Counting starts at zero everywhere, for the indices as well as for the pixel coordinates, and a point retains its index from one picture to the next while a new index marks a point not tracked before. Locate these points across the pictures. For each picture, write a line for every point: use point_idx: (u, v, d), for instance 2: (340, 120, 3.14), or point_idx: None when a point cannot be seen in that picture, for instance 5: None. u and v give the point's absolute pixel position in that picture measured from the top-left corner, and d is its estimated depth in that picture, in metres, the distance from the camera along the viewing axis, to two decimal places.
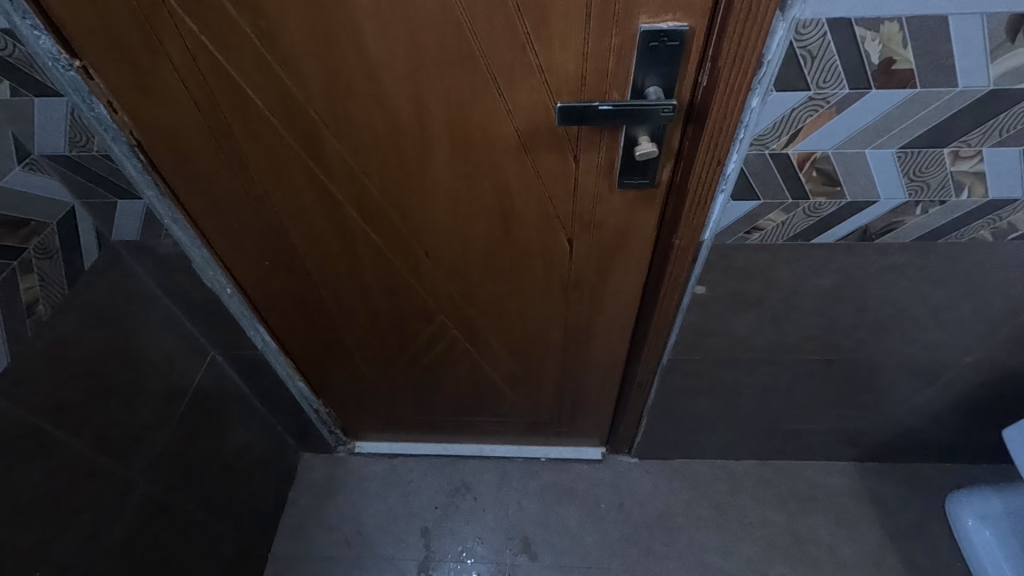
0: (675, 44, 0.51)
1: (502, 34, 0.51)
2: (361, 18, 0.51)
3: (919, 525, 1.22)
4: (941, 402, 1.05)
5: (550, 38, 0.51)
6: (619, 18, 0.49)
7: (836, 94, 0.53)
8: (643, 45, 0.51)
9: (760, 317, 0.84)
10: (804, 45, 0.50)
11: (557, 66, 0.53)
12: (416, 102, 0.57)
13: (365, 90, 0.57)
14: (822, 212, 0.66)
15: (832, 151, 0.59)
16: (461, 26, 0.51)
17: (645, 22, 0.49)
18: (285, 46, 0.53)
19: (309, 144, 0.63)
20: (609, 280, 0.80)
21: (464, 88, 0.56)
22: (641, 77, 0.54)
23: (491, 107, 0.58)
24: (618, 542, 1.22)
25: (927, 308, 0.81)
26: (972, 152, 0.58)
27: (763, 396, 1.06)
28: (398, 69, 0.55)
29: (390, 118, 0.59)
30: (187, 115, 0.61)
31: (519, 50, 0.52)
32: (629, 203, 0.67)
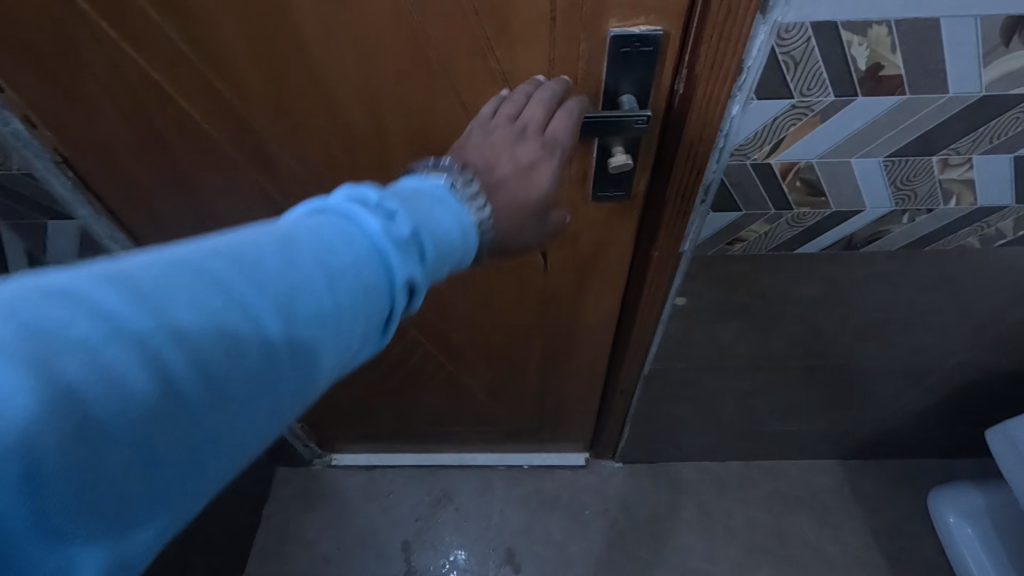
0: (649, 49, 0.46)
1: (459, 41, 0.47)
2: (303, 22, 0.45)
3: (902, 522, 1.22)
4: (925, 402, 1.03)
5: (513, 44, 0.47)
6: (588, 23, 0.45)
7: (820, 102, 0.50)
8: (613, 50, 0.46)
9: (743, 326, 0.81)
10: (787, 50, 0.46)
11: (521, 74, 0.49)
12: (371, 113, 0.53)
13: (315, 102, 0.52)
14: (806, 222, 0.63)
15: (816, 160, 0.55)
16: (415, 33, 0.46)
17: (616, 26, 0.45)
18: (220, 55, 0.48)
19: (259, 158, 0.59)
20: (586, 291, 0.77)
21: (422, 98, 0.51)
22: (614, 83, 0.49)
23: (453, 119, 0.53)
24: (603, 549, 1.21)
25: (913, 313, 0.79)
26: (961, 160, 0.55)
27: (747, 401, 1.04)
28: (350, 80, 0.50)
29: (344, 131, 0.55)
30: (121, 130, 0.56)
31: (479, 57, 0.48)
32: (604, 214, 0.63)
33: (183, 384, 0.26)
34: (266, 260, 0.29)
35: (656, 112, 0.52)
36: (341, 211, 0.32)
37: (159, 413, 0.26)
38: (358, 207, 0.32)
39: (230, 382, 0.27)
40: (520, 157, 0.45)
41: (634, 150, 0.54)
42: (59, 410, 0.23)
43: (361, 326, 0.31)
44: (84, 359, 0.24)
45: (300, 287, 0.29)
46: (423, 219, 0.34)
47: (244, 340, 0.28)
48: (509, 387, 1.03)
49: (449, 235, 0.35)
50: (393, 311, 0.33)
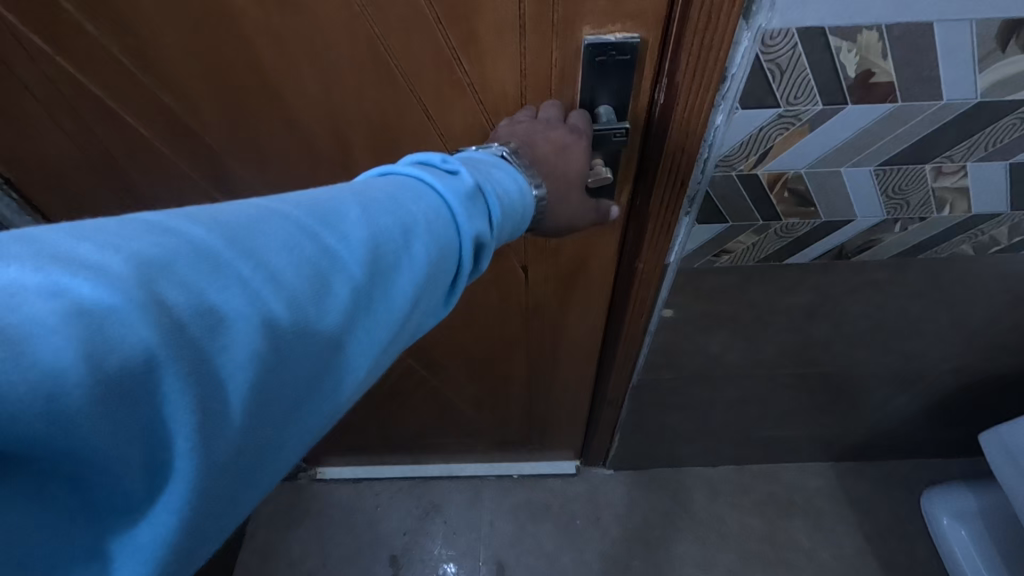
0: (625, 57, 0.44)
1: (423, 51, 0.43)
2: (253, 34, 0.42)
3: (896, 525, 1.21)
4: (918, 405, 1.02)
5: (481, 54, 0.43)
6: (559, 30, 0.42)
7: (808, 110, 0.47)
8: (587, 57, 0.44)
9: (733, 336, 0.79)
10: (772, 57, 0.43)
11: (491, 85, 0.46)
12: (334, 128, 0.50)
13: (273, 116, 0.49)
14: (795, 233, 0.60)
15: (805, 170, 0.53)
16: (375, 45, 0.43)
17: (590, 33, 0.42)
18: (165, 70, 0.45)
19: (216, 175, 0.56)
20: (571, 304, 0.74)
21: (387, 111, 0.48)
22: (591, 92, 0.47)
23: (422, 133, 0.50)
24: (596, 559, 1.18)
25: (906, 320, 0.77)
26: (956, 167, 0.53)
27: (738, 408, 1.02)
28: (308, 94, 0.47)
29: (306, 147, 0.52)
30: (67, 148, 0.53)
31: (445, 68, 0.44)
32: (585, 228, 0.60)
33: (287, 321, 0.25)
34: (350, 209, 0.29)
35: (636, 122, 0.49)
36: (413, 173, 0.34)
37: (265, 354, 0.24)
38: (423, 176, 0.34)
39: (330, 325, 0.27)
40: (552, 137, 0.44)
41: (613, 163, 0.52)
42: (174, 341, 0.22)
43: (434, 277, 0.32)
44: (197, 294, 0.23)
45: (385, 233, 0.30)
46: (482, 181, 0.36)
47: (338, 287, 0.27)
48: (495, 399, 1.00)
49: (507, 199, 0.37)
50: (461, 266, 0.34)
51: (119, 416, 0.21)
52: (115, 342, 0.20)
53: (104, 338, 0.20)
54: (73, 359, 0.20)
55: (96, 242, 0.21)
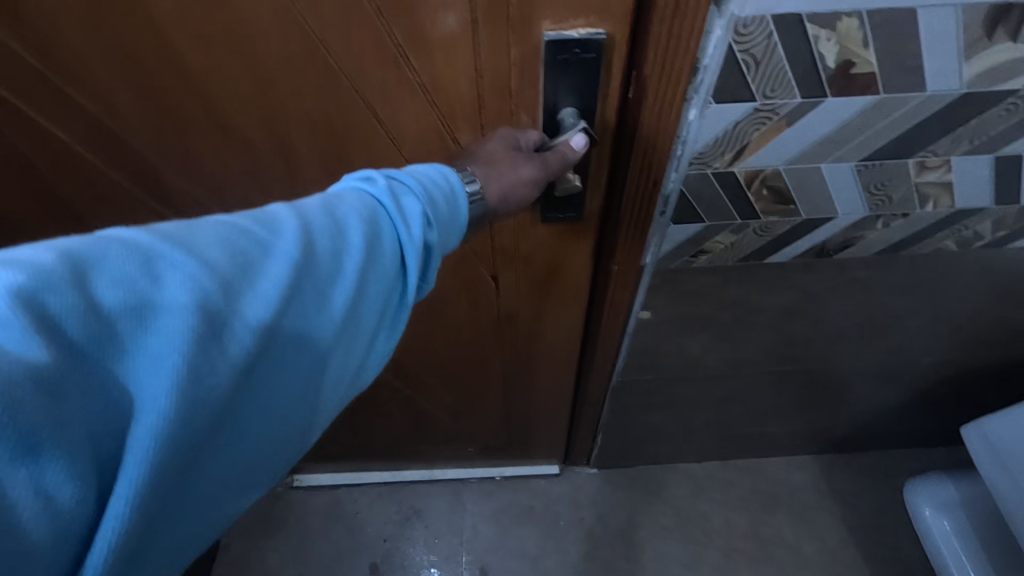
0: (590, 56, 0.39)
1: (364, 47, 0.40)
2: (170, 24, 0.40)
3: (879, 516, 1.21)
4: (900, 398, 1.01)
5: (430, 51, 0.40)
6: (515, 25, 0.38)
7: (786, 104, 0.44)
8: (547, 58, 0.39)
9: (713, 337, 0.77)
10: (746, 48, 0.40)
11: (444, 84, 0.42)
12: (270, 127, 0.47)
13: (208, 111, 0.47)
14: (775, 231, 0.58)
15: (784, 167, 0.50)
16: (310, 39, 0.40)
17: (550, 29, 0.38)
18: (77, 64, 0.43)
19: (145, 171, 0.54)
20: (545, 313, 0.70)
21: (329, 111, 0.45)
22: (553, 95, 0.42)
23: (371, 137, 0.47)
24: (580, 561, 1.17)
25: (888, 317, 0.75)
26: (940, 162, 0.51)
27: (721, 406, 1.00)
28: (238, 86, 0.44)
29: (247, 144, 0.50)
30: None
31: (391, 67, 0.41)
32: (556, 234, 0.56)
33: (219, 297, 0.27)
34: (281, 208, 0.32)
35: (607, 129, 0.45)
36: (343, 183, 0.36)
37: (203, 330, 0.26)
38: (358, 179, 0.36)
39: (264, 301, 0.28)
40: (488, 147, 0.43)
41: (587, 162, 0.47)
42: (109, 320, 0.24)
43: (377, 257, 0.33)
44: (125, 283, 0.25)
45: (314, 221, 0.32)
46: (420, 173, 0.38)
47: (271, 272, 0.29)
48: (471, 405, 0.96)
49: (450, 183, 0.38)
50: (405, 245, 0.34)
51: (66, 387, 0.23)
52: (55, 321, 0.23)
53: (44, 316, 0.23)
54: (19, 330, 0.22)
55: (34, 248, 0.24)
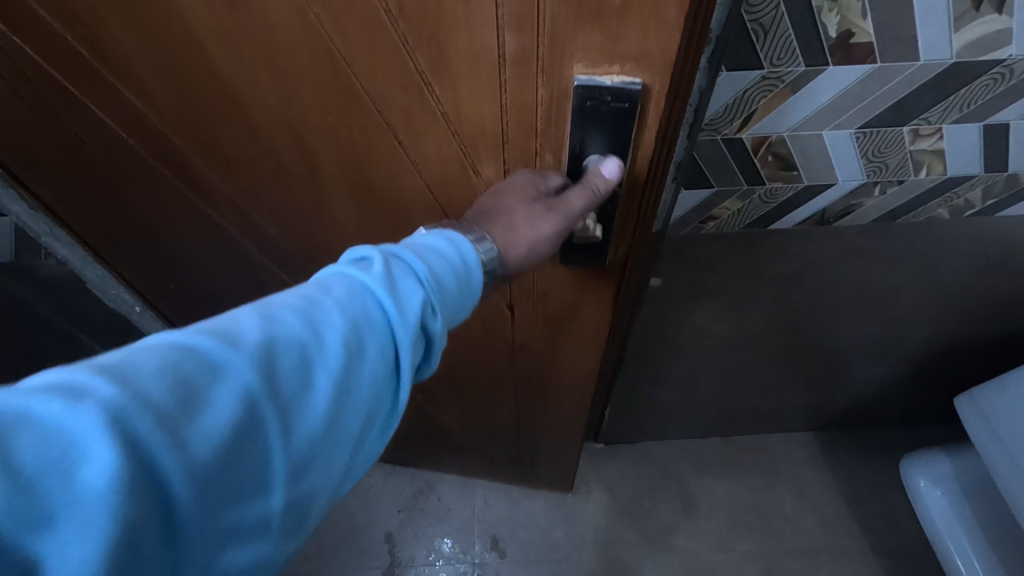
0: (622, 105, 0.38)
1: (390, 71, 0.41)
2: (202, 28, 0.42)
3: (876, 489, 1.25)
4: (896, 372, 1.05)
5: (454, 83, 0.40)
6: (545, 67, 0.37)
7: (791, 72, 0.48)
8: (579, 100, 0.38)
9: (718, 306, 0.81)
10: (755, 17, 0.44)
11: (467, 116, 0.43)
12: (292, 130, 0.50)
13: (234, 108, 0.50)
14: (778, 198, 0.62)
15: (788, 133, 0.54)
16: (331, 55, 0.42)
17: (582, 72, 0.37)
18: (121, 64, 0.48)
19: (177, 158, 0.58)
20: (559, 348, 0.72)
21: (352, 128, 0.48)
22: (582, 141, 0.41)
23: (392, 155, 0.50)
24: (587, 531, 1.21)
25: (885, 288, 0.79)
26: (932, 130, 0.55)
27: (725, 379, 1.04)
28: (263, 95, 0.47)
29: (273, 141, 0.52)
30: (37, 124, 0.56)
31: (415, 92, 0.42)
32: (573, 282, 0.58)
33: (156, 453, 0.23)
34: (244, 320, 0.28)
35: (636, 181, 0.45)
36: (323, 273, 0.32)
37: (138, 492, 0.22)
38: (342, 267, 0.32)
39: (217, 446, 0.24)
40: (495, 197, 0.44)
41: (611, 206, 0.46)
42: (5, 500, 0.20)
43: (361, 366, 0.29)
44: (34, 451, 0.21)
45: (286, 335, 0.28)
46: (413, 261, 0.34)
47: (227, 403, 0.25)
48: (485, 414, 0.99)
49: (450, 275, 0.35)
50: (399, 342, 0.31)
51: None
52: None
53: None
54: None
55: None
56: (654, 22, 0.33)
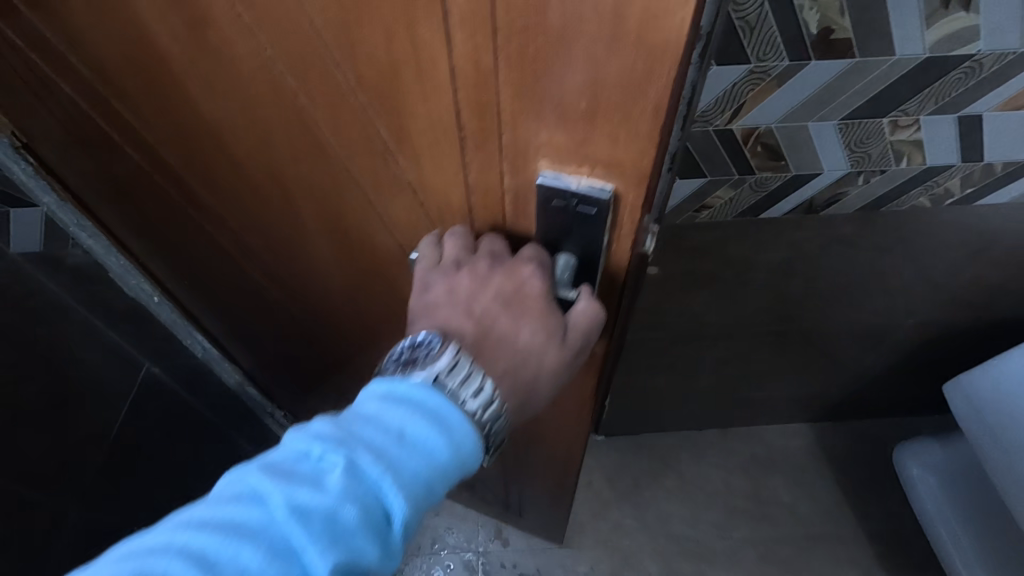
0: (589, 208, 0.38)
1: (357, 136, 0.43)
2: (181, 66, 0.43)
3: (871, 478, 1.28)
4: (887, 361, 1.08)
5: (418, 156, 0.42)
6: (508, 158, 0.38)
7: (776, 67, 0.52)
8: (543, 200, 0.39)
9: (713, 294, 0.84)
10: (742, 15, 0.48)
11: (432, 186, 0.44)
12: (272, 173, 0.52)
13: (220, 153, 0.52)
14: (768, 187, 0.65)
15: (775, 125, 0.58)
16: (304, 115, 0.43)
17: (548, 167, 0.37)
18: (116, 85, 0.49)
19: (174, 179, 0.59)
20: (545, 423, 0.73)
21: (331, 179, 0.49)
22: (557, 237, 0.42)
23: (365, 211, 0.52)
24: (588, 520, 1.24)
25: (872, 276, 0.83)
26: (910, 121, 0.58)
27: (721, 368, 1.08)
28: (241, 134, 0.48)
29: (257, 184, 0.54)
30: (55, 126, 0.57)
31: (381, 157, 0.44)
32: None
33: None
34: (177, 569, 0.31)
35: (613, 275, 0.46)
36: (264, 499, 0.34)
37: None
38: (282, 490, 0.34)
39: None
40: (504, 293, 0.42)
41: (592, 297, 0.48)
42: None
43: None
44: None
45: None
46: (346, 505, 0.34)
47: None
48: None
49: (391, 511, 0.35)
50: None
51: None
52: None
53: None
54: None
55: None
56: (626, 133, 0.33)
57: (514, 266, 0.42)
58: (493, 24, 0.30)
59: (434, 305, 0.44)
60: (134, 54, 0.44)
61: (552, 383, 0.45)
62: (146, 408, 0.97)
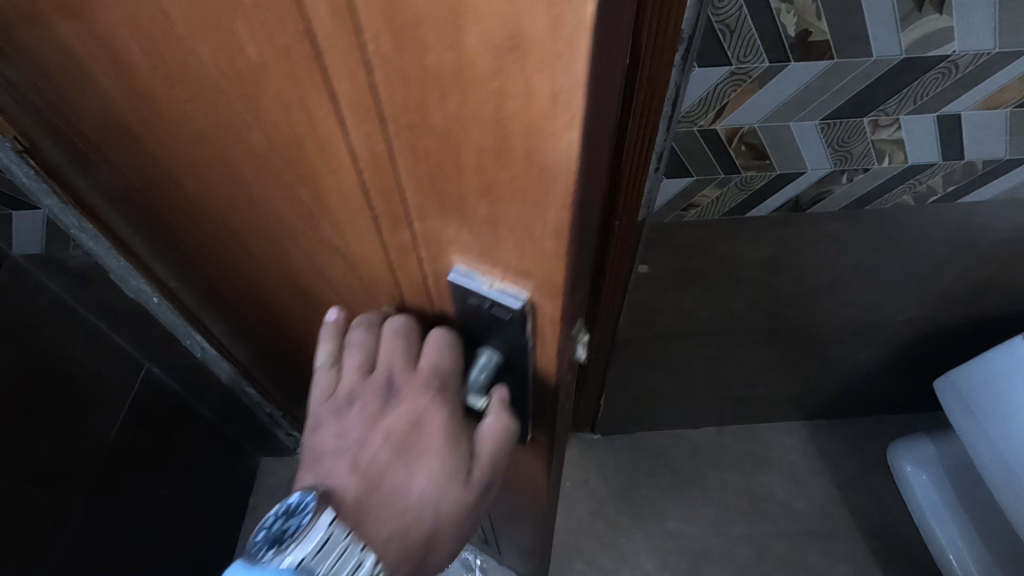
0: (504, 312, 0.33)
1: (283, 199, 0.37)
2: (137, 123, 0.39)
3: (866, 475, 1.28)
4: (878, 358, 1.09)
5: (340, 228, 0.37)
6: (419, 245, 0.33)
7: (757, 68, 0.53)
8: (457, 299, 0.35)
9: (704, 292, 0.86)
10: (721, 19, 0.49)
11: (360, 257, 0.39)
12: (229, 220, 0.47)
13: (163, 191, 0.49)
14: (753, 186, 0.67)
15: (757, 125, 0.59)
16: (240, 177, 0.38)
17: (463, 260, 0.32)
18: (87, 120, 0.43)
19: (150, 203, 0.53)
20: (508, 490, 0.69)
21: (274, 234, 0.44)
22: (480, 332, 0.37)
23: (310, 267, 0.47)
24: (584, 517, 1.25)
25: (860, 273, 0.84)
26: (890, 120, 0.60)
27: (714, 366, 1.09)
28: (187, 176, 0.43)
29: (212, 224, 0.50)
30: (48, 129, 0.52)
31: (309, 224, 0.39)
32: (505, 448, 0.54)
33: None
34: None
35: (545, 378, 0.40)
36: None
37: None
38: None
39: None
40: (398, 427, 0.39)
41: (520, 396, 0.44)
42: None
43: None
44: None
45: None
46: None
47: None
48: None
49: None
50: None
51: None
52: None
53: None
54: None
55: None
56: (530, 246, 0.28)
57: (411, 397, 0.39)
58: (380, 115, 0.25)
59: (323, 453, 0.40)
60: (71, 91, 0.40)
61: (466, 522, 0.40)
62: (149, 404, 0.98)
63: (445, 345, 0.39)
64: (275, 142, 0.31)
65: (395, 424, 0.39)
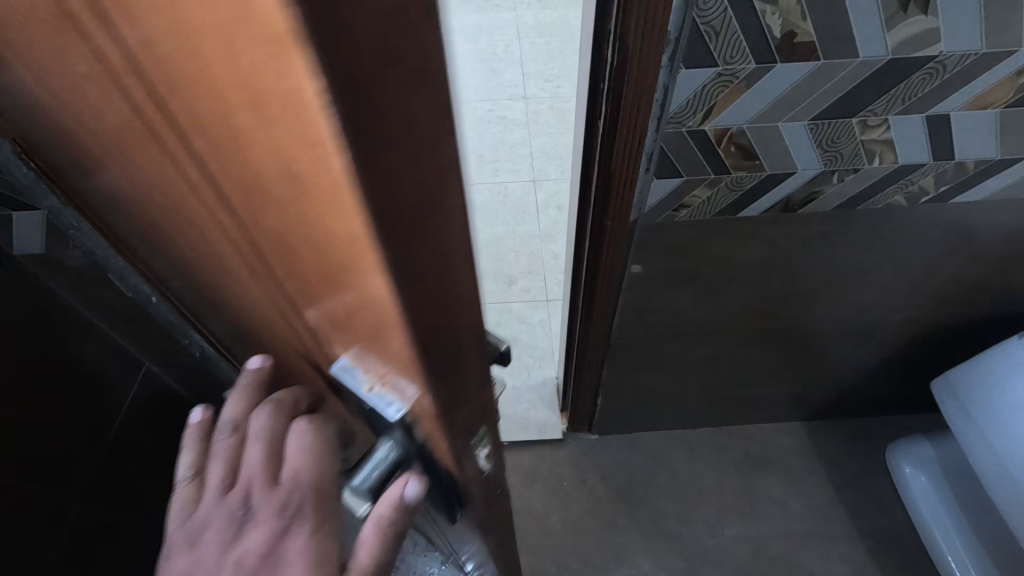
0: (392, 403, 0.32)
1: (184, 253, 0.35)
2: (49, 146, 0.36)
3: (865, 476, 1.28)
4: (875, 359, 1.09)
5: (236, 288, 0.34)
6: (291, 319, 0.31)
7: (744, 69, 0.54)
8: (342, 391, 0.33)
9: (697, 292, 0.86)
10: (707, 21, 0.50)
11: (261, 319, 0.36)
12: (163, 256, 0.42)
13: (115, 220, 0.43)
14: (744, 186, 0.67)
15: (746, 125, 0.60)
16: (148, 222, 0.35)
17: (351, 351, 0.30)
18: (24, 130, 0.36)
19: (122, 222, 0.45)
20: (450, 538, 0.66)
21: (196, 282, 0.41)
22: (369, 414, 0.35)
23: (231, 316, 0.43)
24: (581, 517, 1.26)
25: (852, 273, 0.84)
26: (879, 120, 0.60)
27: (710, 367, 1.09)
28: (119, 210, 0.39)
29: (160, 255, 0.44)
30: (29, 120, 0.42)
31: (212, 279, 0.36)
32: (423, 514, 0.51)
33: None
34: None
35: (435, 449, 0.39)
36: None
37: None
38: None
39: None
40: (251, 556, 0.35)
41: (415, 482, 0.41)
42: None
43: None
44: None
45: None
46: None
47: None
48: None
49: None
50: None
51: None
52: None
53: None
54: None
55: None
56: (376, 345, 0.27)
57: (264, 521, 0.35)
58: (224, 199, 0.24)
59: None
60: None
61: None
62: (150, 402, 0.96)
63: (324, 447, 0.36)
64: (166, 210, 0.30)
65: (249, 551, 0.35)
